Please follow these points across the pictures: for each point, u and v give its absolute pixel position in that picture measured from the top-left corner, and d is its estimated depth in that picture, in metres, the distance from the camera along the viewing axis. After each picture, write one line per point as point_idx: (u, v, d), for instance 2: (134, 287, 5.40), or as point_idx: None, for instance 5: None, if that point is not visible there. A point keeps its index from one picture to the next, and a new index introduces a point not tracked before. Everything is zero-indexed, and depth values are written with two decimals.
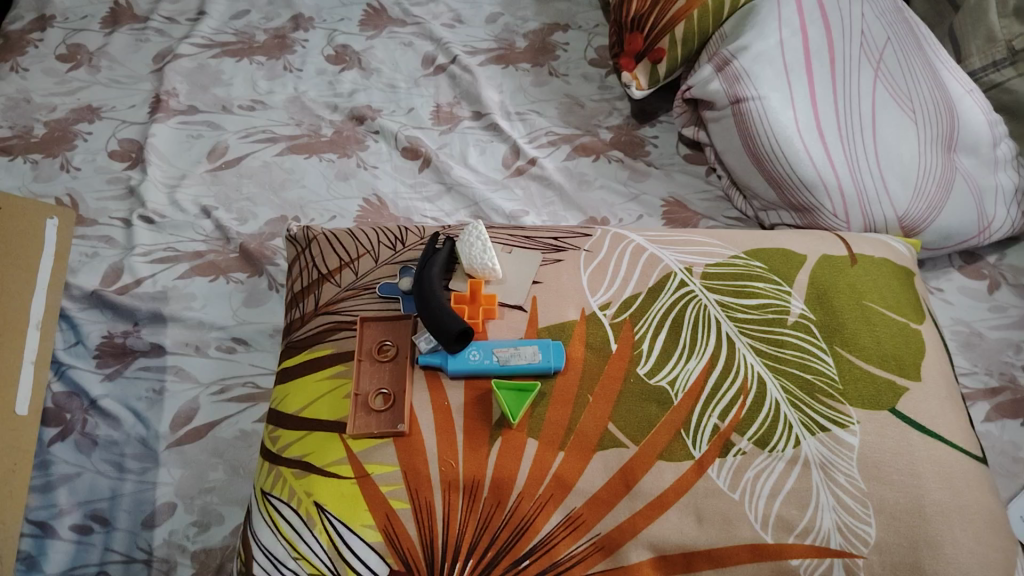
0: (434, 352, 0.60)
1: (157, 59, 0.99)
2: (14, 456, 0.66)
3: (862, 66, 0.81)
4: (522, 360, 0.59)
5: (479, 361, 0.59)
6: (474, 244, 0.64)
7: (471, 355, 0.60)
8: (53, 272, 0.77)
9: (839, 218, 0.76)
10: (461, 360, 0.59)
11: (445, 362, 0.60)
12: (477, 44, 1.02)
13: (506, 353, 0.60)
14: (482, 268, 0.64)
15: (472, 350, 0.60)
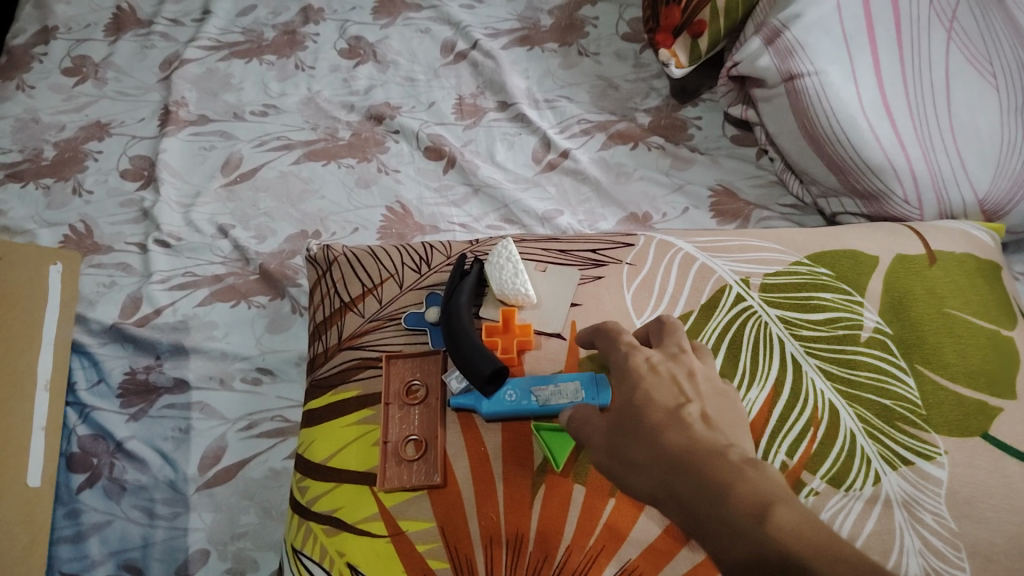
0: (467, 393, 0.56)
1: (165, 66, 0.94)
2: (30, 530, 0.61)
3: (933, 26, 0.70)
4: (562, 400, 0.53)
5: (515, 402, 0.54)
6: (505, 267, 0.58)
7: (507, 394, 0.54)
8: (57, 322, 0.72)
9: (910, 205, 0.68)
10: (495, 402, 0.54)
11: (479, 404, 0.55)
12: (498, 25, 0.95)
13: (545, 392, 0.54)
14: (515, 294, 0.58)
15: (507, 390, 0.55)
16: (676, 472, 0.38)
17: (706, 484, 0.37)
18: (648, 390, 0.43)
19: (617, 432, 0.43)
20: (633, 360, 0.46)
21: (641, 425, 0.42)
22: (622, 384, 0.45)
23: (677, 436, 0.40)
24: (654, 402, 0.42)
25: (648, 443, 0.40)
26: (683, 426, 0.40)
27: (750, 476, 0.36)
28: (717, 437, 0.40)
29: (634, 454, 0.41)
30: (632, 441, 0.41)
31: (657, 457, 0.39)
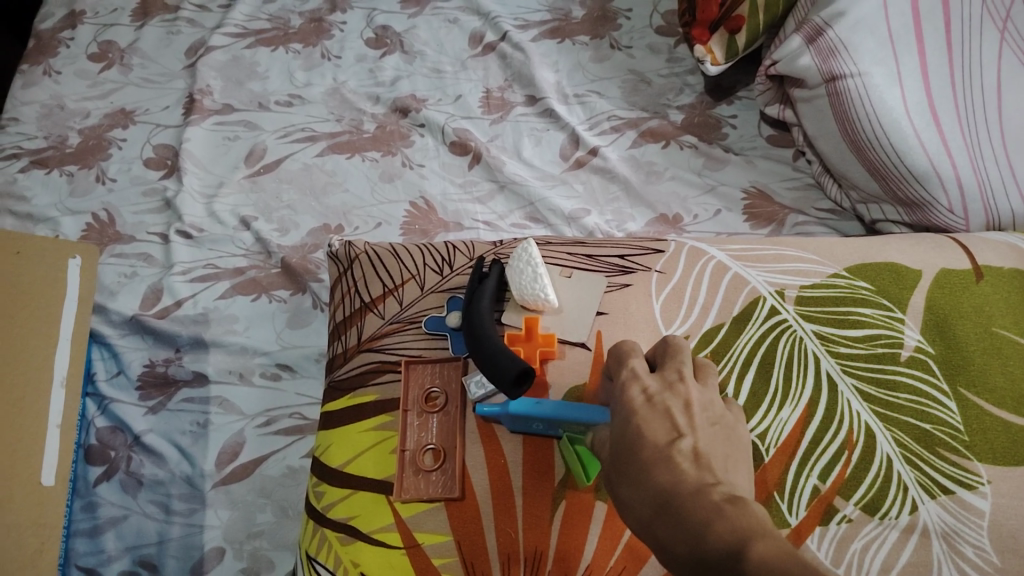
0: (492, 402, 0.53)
1: (190, 53, 0.93)
2: (42, 534, 0.58)
3: (985, 28, 0.68)
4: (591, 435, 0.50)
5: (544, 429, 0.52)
6: (525, 270, 0.56)
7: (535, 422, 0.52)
8: (80, 312, 0.68)
9: (956, 215, 0.65)
10: (525, 426, 0.52)
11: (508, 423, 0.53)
12: (529, 16, 0.92)
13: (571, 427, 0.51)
14: (535, 298, 0.56)
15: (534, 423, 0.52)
16: (658, 515, 0.37)
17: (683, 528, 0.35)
18: (639, 425, 0.40)
19: (614, 470, 0.41)
20: (628, 389, 0.42)
21: (632, 462, 0.39)
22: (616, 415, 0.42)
23: (662, 474, 0.37)
24: (644, 438, 0.39)
25: (635, 481, 0.38)
26: (672, 463, 0.38)
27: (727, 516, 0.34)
28: (705, 475, 0.37)
29: (624, 492, 0.39)
30: (623, 480, 0.39)
31: (645, 500, 0.38)
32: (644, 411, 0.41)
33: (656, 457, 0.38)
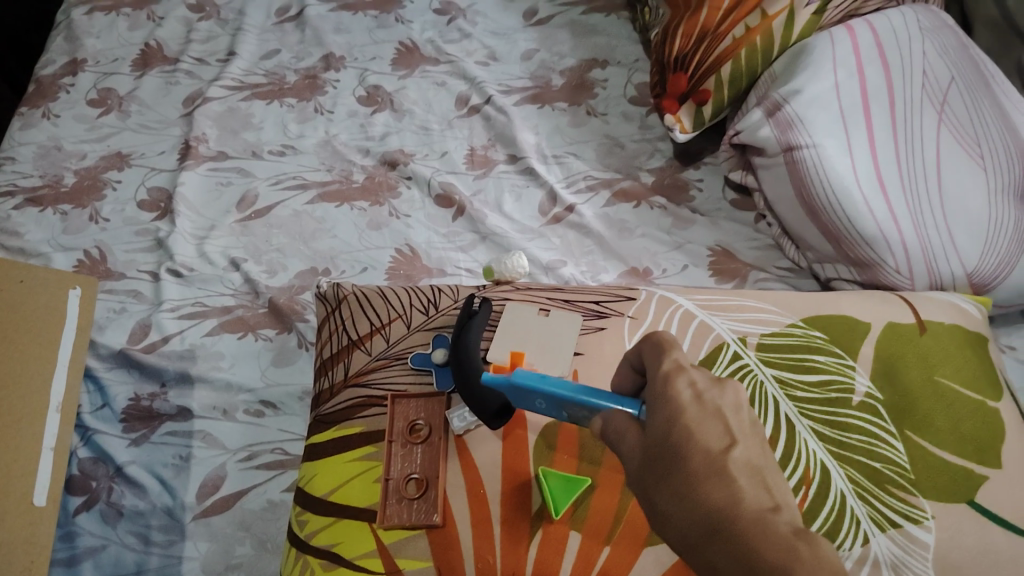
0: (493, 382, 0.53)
1: (188, 102, 0.97)
2: (31, 553, 0.61)
3: (924, 110, 0.75)
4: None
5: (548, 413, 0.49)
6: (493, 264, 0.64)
7: (544, 402, 0.49)
8: (75, 347, 0.74)
9: (902, 275, 0.71)
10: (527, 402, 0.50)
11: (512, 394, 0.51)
12: (512, 82, 0.99)
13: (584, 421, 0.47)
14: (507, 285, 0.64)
15: (539, 399, 0.49)
16: (714, 542, 0.35)
17: (748, 563, 0.34)
18: (688, 429, 0.38)
19: (649, 473, 0.39)
20: (672, 386, 0.39)
21: (676, 472, 0.37)
22: (656, 413, 0.39)
23: (717, 492, 0.36)
24: (694, 446, 0.37)
25: (681, 495, 0.37)
26: (724, 479, 0.36)
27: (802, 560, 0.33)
28: (762, 496, 0.36)
29: (662, 502, 0.38)
30: (662, 489, 0.38)
31: (696, 521, 0.36)
32: (694, 416, 0.38)
33: (711, 475, 0.36)
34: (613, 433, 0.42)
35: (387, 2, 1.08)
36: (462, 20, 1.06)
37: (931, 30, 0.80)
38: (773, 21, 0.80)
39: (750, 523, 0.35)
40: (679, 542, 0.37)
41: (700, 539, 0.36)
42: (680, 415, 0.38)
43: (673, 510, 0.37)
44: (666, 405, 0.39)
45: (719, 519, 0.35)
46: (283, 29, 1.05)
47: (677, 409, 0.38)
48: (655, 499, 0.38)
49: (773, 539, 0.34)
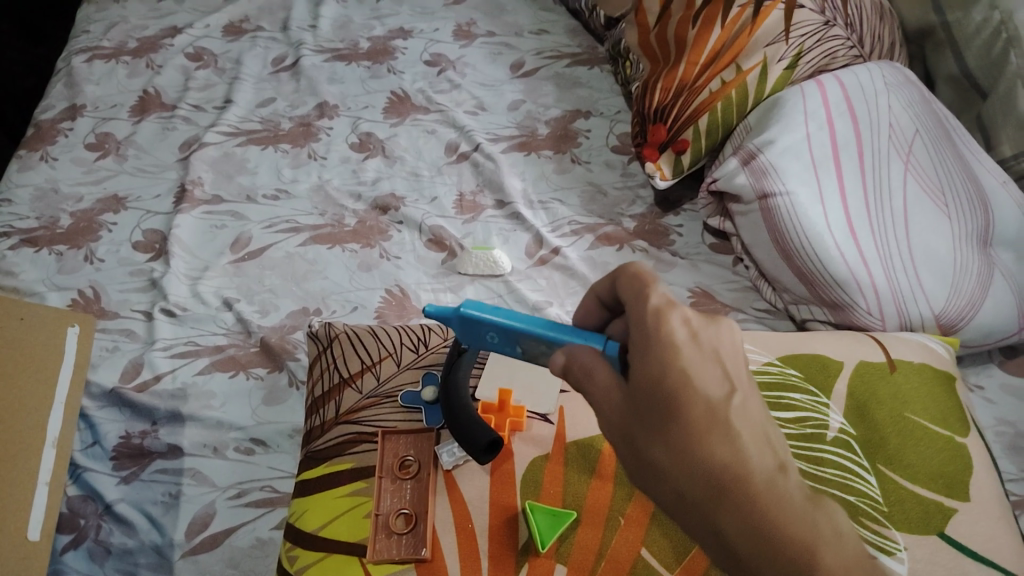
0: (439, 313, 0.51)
1: (184, 147, 1.00)
2: None
3: (892, 159, 0.79)
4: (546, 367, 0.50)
5: (499, 348, 0.51)
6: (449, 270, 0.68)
7: (500, 337, 0.50)
8: (72, 383, 0.75)
9: (873, 316, 0.74)
10: (476, 337, 0.51)
11: (462, 330, 0.51)
12: (499, 131, 1.03)
13: (540, 355, 0.49)
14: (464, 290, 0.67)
15: (491, 334, 0.50)
16: (714, 495, 0.38)
17: (750, 519, 0.38)
18: (689, 378, 0.40)
19: (641, 420, 0.41)
20: (666, 326, 0.41)
21: (678, 421, 0.39)
22: (648, 355, 0.41)
23: (721, 447, 0.39)
24: (695, 397, 0.39)
25: (684, 446, 0.39)
26: (723, 430, 0.39)
27: (801, 515, 0.38)
28: (753, 445, 0.39)
29: (656, 453, 0.40)
30: (659, 439, 0.40)
31: (696, 475, 0.39)
32: (696, 367, 0.40)
33: (716, 432, 0.39)
34: (578, 364, 0.44)
35: (380, 54, 1.12)
36: (452, 72, 1.10)
37: (896, 85, 0.84)
38: (747, 76, 0.85)
39: (753, 481, 0.38)
40: (671, 493, 0.40)
41: (698, 494, 0.39)
42: (680, 364, 0.40)
43: (671, 463, 0.39)
44: (664, 350, 0.40)
45: (723, 474, 0.38)
46: (278, 79, 1.09)
47: (677, 355, 0.40)
48: (647, 448, 0.40)
49: (777, 496, 0.38)
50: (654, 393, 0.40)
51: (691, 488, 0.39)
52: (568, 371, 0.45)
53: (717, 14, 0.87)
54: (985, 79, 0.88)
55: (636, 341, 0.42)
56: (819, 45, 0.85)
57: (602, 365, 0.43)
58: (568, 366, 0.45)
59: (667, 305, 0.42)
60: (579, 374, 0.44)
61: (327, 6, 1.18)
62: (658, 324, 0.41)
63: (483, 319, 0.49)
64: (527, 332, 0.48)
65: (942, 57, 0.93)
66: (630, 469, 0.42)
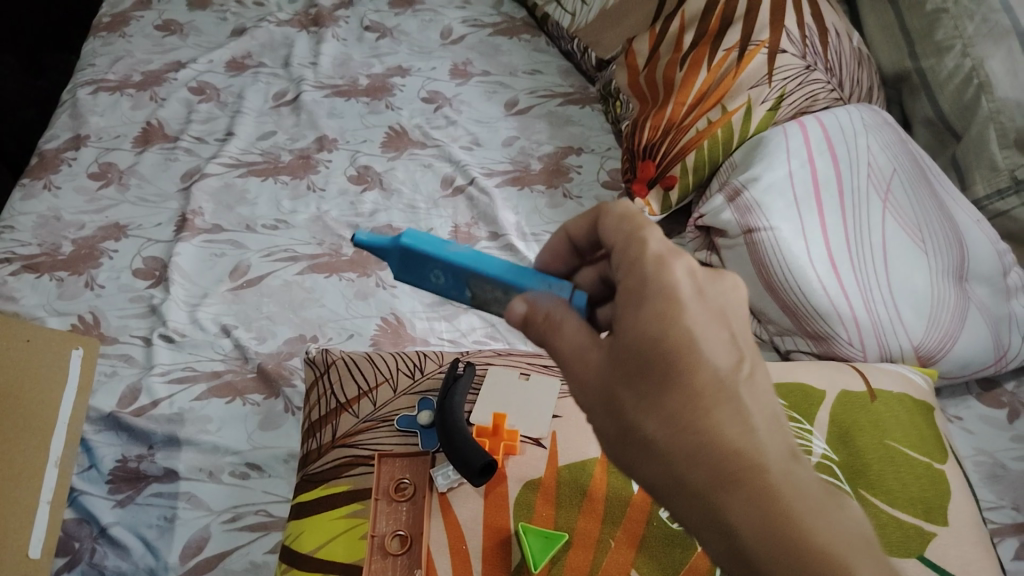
0: (375, 241, 0.51)
1: (185, 178, 1.02)
2: None
3: (871, 198, 0.81)
4: (492, 311, 0.53)
5: (442, 291, 0.52)
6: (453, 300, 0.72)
7: (446, 277, 0.51)
8: (76, 403, 0.76)
9: (854, 347, 0.76)
10: (420, 277, 0.52)
11: (407, 270, 0.52)
12: (494, 165, 1.06)
13: (485, 298, 0.51)
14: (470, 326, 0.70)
15: (437, 273, 0.51)
16: (715, 474, 0.38)
17: (756, 503, 0.37)
18: (698, 341, 0.40)
19: (632, 386, 0.41)
20: (669, 275, 0.42)
21: (682, 387, 0.40)
22: (643, 312, 0.41)
23: (727, 423, 0.39)
24: (701, 363, 0.40)
25: (686, 418, 0.39)
26: (728, 403, 0.39)
27: (809, 502, 0.37)
28: (758, 423, 0.39)
29: (650, 424, 0.40)
30: (653, 408, 0.40)
31: (697, 450, 0.38)
32: (700, 332, 0.41)
33: (719, 404, 0.39)
34: (541, 317, 0.45)
35: (378, 90, 1.16)
36: (448, 108, 1.14)
37: (873, 127, 0.87)
38: (732, 116, 0.88)
39: (759, 461, 0.38)
40: (665, 469, 0.39)
41: (696, 471, 0.38)
42: (683, 327, 0.40)
43: (667, 435, 0.39)
44: (665, 310, 0.41)
45: (726, 451, 0.38)
46: (279, 113, 1.12)
47: (680, 317, 0.40)
48: (639, 416, 0.40)
49: (785, 481, 0.38)
50: (652, 356, 0.40)
51: (688, 464, 0.38)
52: (529, 322, 0.46)
53: (703, 57, 0.92)
54: (958, 122, 0.92)
55: (630, 297, 0.42)
56: (801, 87, 0.89)
57: (569, 321, 0.45)
58: (531, 316, 0.46)
59: (669, 258, 0.43)
60: (547, 327, 0.45)
61: (327, 44, 1.22)
62: (660, 281, 0.42)
63: (431, 257, 0.50)
64: (480, 273, 0.49)
65: (919, 101, 0.98)
66: (617, 440, 0.42)
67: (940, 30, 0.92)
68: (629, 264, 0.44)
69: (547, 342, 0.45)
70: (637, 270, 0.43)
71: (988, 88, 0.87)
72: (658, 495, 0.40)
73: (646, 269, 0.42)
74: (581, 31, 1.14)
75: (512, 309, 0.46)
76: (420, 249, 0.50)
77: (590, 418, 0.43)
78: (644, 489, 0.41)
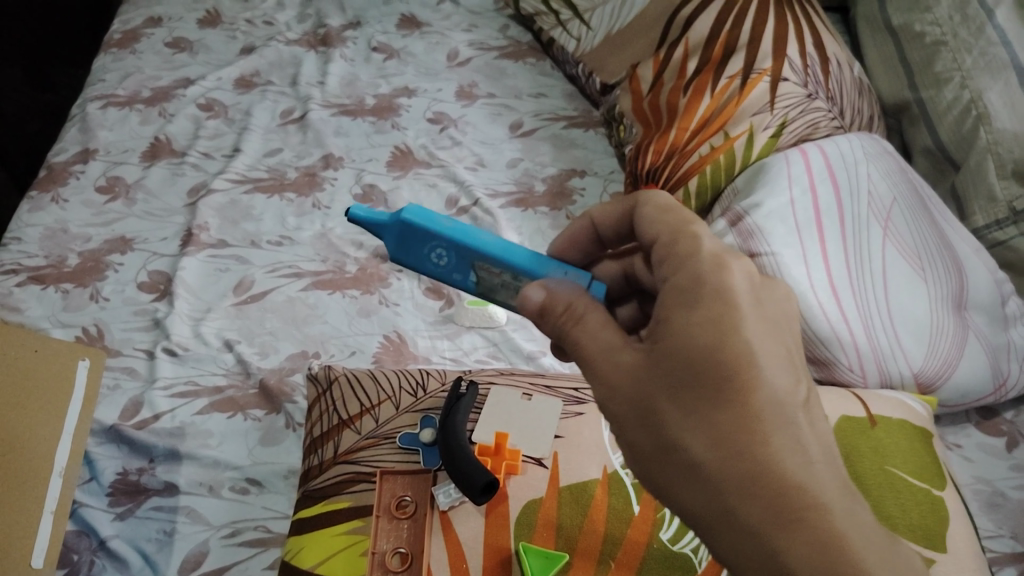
0: (374, 216, 0.52)
1: (192, 193, 1.03)
2: None
3: (870, 226, 0.82)
4: (496, 295, 0.53)
5: (444, 274, 0.53)
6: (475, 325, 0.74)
7: (449, 257, 0.52)
8: (81, 416, 0.76)
9: (855, 373, 0.76)
10: (420, 257, 0.52)
11: (408, 249, 0.52)
12: (498, 187, 1.07)
13: (490, 281, 0.52)
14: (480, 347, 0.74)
15: (438, 252, 0.52)
16: (766, 501, 0.39)
17: (807, 534, 0.39)
18: (755, 355, 0.41)
19: (679, 403, 0.42)
20: (728, 280, 0.43)
21: (737, 404, 0.41)
22: (698, 321, 0.42)
23: (778, 445, 0.40)
24: (758, 382, 0.41)
25: (737, 437, 0.40)
26: (782, 423, 0.41)
27: (850, 527, 0.39)
28: (807, 446, 0.41)
29: (697, 442, 0.41)
30: (703, 426, 0.41)
31: (746, 472, 0.40)
32: (755, 347, 0.42)
33: (772, 427, 0.40)
34: (556, 309, 0.47)
35: (384, 110, 1.17)
36: (454, 129, 1.15)
37: (874, 155, 0.89)
38: (734, 142, 0.89)
39: (811, 491, 0.40)
40: (710, 491, 0.40)
41: (745, 495, 0.40)
42: (738, 342, 0.41)
43: (716, 457, 0.40)
44: (722, 323, 0.42)
45: (779, 477, 0.40)
46: (286, 130, 1.13)
47: (736, 330, 0.42)
48: (685, 435, 0.41)
49: (838, 514, 0.40)
50: (703, 371, 0.41)
51: (737, 488, 0.40)
52: (545, 311, 0.48)
53: (706, 85, 0.94)
54: (957, 152, 0.93)
55: (683, 304, 0.43)
56: (802, 116, 0.90)
57: (596, 321, 0.47)
58: (549, 306, 0.48)
59: (726, 260, 0.44)
60: (570, 323, 0.47)
61: (335, 64, 1.24)
62: (716, 289, 0.43)
63: (435, 235, 0.51)
64: (485, 253, 0.50)
65: (918, 131, 0.99)
66: (657, 457, 0.43)
67: (939, 62, 0.95)
68: (682, 266, 0.44)
69: (574, 338, 0.47)
70: (692, 273, 0.44)
71: (986, 119, 0.88)
72: (698, 518, 0.41)
73: (702, 274, 0.43)
74: (586, 56, 1.16)
75: (528, 294, 0.48)
76: (423, 224, 0.51)
77: (626, 430, 0.44)
78: (682, 508, 0.42)
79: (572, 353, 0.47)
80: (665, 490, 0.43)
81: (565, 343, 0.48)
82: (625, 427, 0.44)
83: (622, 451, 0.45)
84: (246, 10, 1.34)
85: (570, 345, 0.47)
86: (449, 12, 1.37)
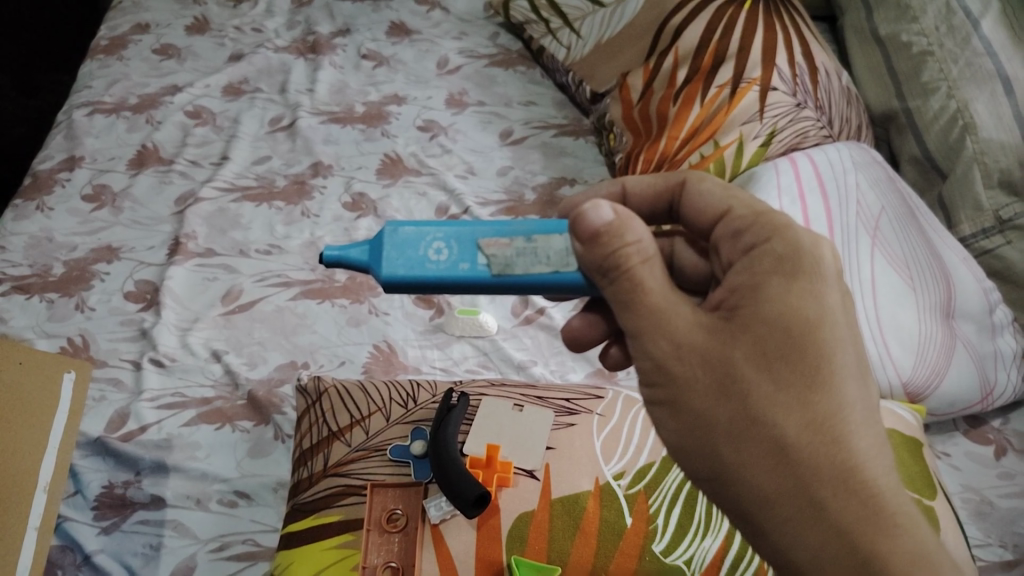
0: (349, 253, 0.50)
1: (179, 202, 1.02)
2: None
3: (860, 235, 0.82)
4: (516, 270, 0.48)
5: (449, 268, 0.48)
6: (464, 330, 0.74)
7: (450, 246, 0.49)
8: (65, 430, 0.75)
9: None
10: (416, 261, 0.48)
11: (401, 255, 0.48)
12: (488, 195, 1.07)
13: (504, 254, 0.48)
14: None
15: (431, 250, 0.49)
16: (857, 499, 0.40)
17: (890, 529, 0.40)
18: (839, 341, 0.42)
19: (769, 374, 0.41)
20: (822, 259, 0.44)
21: (822, 388, 0.41)
22: (789, 297, 0.42)
23: (861, 441, 0.41)
24: (844, 370, 0.42)
25: (826, 421, 0.41)
26: (864, 415, 0.42)
27: (919, 526, 0.41)
28: (881, 444, 0.42)
29: (787, 423, 0.41)
30: (794, 407, 0.41)
31: (829, 458, 0.40)
32: (846, 331, 0.43)
33: (859, 420, 0.41)
34: (624, 237, 0.43)
35: (374, 117, 1.17)
36: (444, 137, 1.15)
37: (863, 164, 0.89)
38: (724, 151, 0.90)
39: (897, 496, 0.41)
40: (798, 476, 0.40)
41: (836, 487, 0.40)
42: (835, 323, 0.42)
43: (805, 440, 0.41)
44: (821, 299, 0.43)
45: (858, 472, 0.40)
46: (275, 138, 1.13)
47: (833, 310, 0.43)
48: (776, 411, 0.41)
49: (919, 524, 0.41)
50: (802, 343, 0.42)
51: (828, 478, 0.40)
52: (600, 236, 0.43)
53: (697, 93, 0.94)
54: (944, 161, 0.94)
55: (781, 272, 0.43)
56: (792, 124, 0.90)
57: (652, 282, 0.43)
58: (610, 231, 0.43)
59: (821, 240, 0.45)
60: (637, 259, 0.43)
61: (324, 71, 1.23)
62: (815, 263, 0.43)
63: (427, 230, 0.49)
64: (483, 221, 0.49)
65: (906, 140, 1.00)
66: (734, 432, 0.41)
67: (925, 72, 0.95)
68: (772, 236, 0.45)
69: (638, 276, 0.43)
70: (789, 243, 0.44)
71: (972, 129, 0.89)
72: (775, 508, 0.41)
73: (802, 246, 0.44)
74: (576, 63, 1.15)
75: (591, 212, 0.43)
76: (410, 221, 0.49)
77: (697, 397, 0.42)
78: (754, 496, 0.41)
79: (629, 292, 0.43)
80: (735, 470, 0.41)
81: (619, 277, 0.43)
82: (694, 395, 0.42)
83: (675, 423, 0.43)
84: (235, 16, 1.33)
85: (626, 284, 0.43)
86: (439, 19, 1.37)
